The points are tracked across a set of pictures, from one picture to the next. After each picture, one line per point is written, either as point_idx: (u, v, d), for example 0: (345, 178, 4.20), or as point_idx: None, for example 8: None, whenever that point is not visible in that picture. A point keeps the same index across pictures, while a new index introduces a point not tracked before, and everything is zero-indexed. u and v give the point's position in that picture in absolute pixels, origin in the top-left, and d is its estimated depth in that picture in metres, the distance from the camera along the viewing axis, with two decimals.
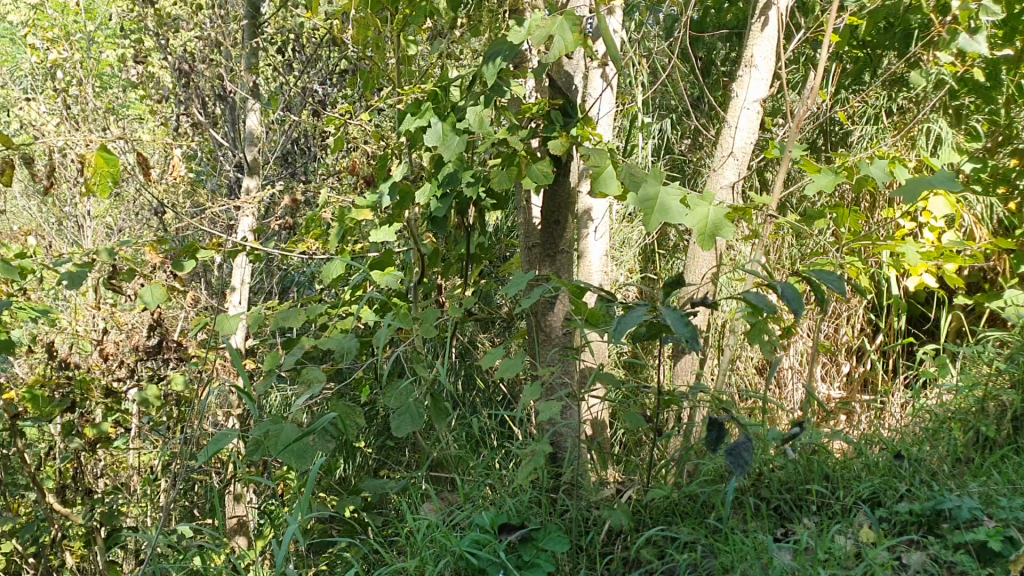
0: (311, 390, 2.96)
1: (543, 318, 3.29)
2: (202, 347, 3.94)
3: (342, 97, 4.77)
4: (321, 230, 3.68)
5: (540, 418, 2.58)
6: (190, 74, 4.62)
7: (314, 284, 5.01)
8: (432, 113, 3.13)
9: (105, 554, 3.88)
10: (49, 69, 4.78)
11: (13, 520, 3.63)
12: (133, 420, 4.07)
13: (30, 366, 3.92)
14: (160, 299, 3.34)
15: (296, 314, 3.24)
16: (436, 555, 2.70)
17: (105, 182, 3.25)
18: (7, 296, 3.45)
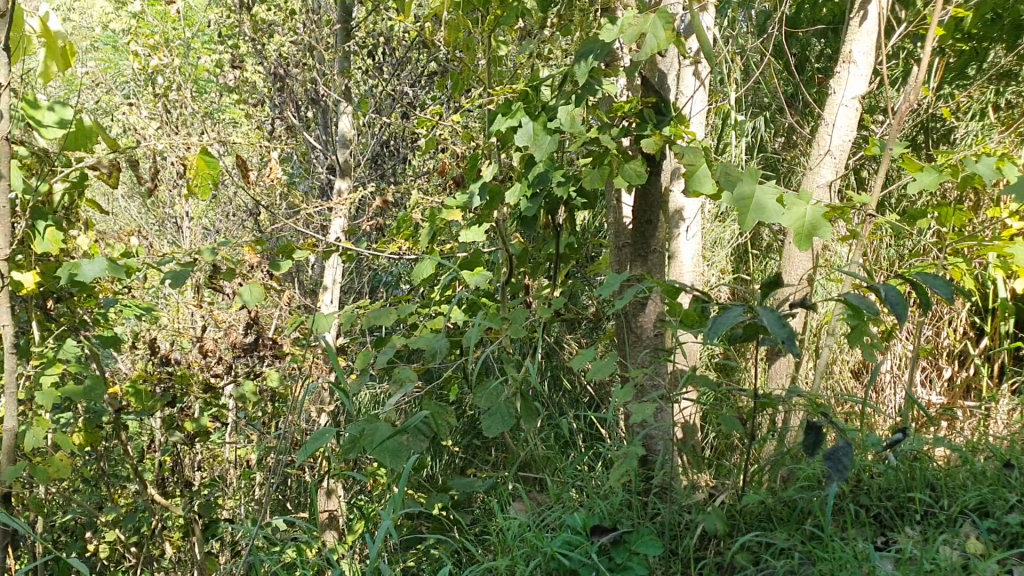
0: (401, 392, 2.96)
1: (634, 319, 3.28)
2: (297, 345, 4.04)
3: (431, 99, 4.82)
4: (412, 230, 3.73)
5: (633, 420, 2.55)
6: (285, 78, 4.70)
7: (402, 284, 5.07)
8: (523, 113, 3.11)
9: (203, 545, 3.99)
10: (150, 74, 4.95)
11: (117, 510, 3.77)
12: (228, 415, 4.17)
13: (133, 362, 4.07)
14: (259, 297, 3.41)
15: (387, 314, 3.27)
16: (527, 555, 2.71)
17: (206, 185, 3.37)
18: (113, 294, 3.60)
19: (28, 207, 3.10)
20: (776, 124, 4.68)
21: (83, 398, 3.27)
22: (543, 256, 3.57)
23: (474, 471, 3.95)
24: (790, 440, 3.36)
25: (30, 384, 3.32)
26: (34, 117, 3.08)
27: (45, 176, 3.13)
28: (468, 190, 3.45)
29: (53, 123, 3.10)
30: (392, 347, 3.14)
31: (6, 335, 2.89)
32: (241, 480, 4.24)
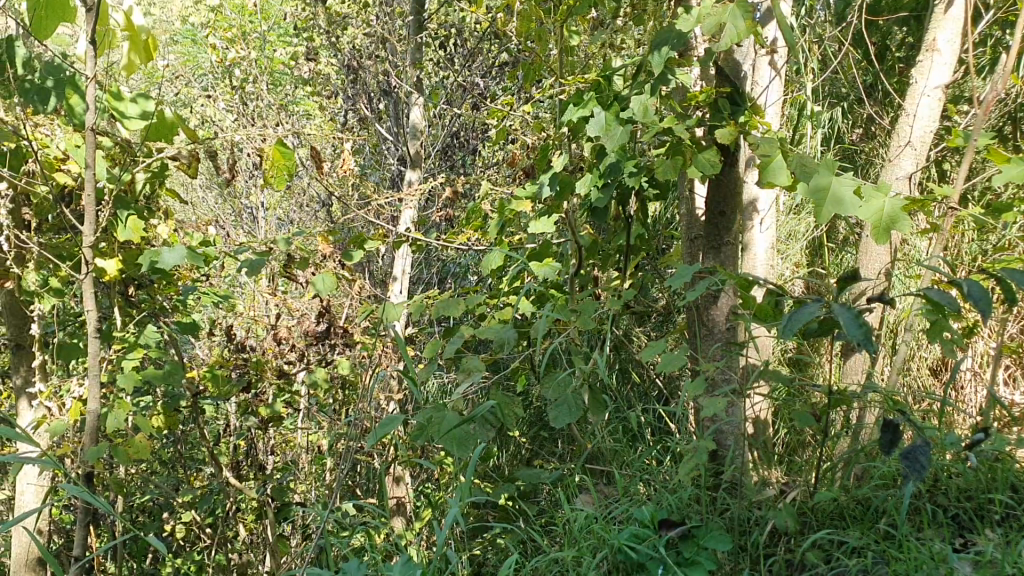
0: (468, 381, 2.97)
1: (706, 312, 3.24)
2: (368, 333, 4.09)
3: (502, 90, 4.82)
4: (481, 222, 3.74)
5: (704, 414, 2.52)
6: (359, 70, 4.79)
7: (471, 275, 5.10)
8: (595, 103, 3.12)
9: (275, 527, 4.08)
10: (227, 67, 5.07)
11: (193, 492, 3.88)
12: (300, 401, 4.25)
13: (209, 348, 4.17)
14: (331, 288, 3.48)
15: (455, 304, 3.29)
16: (594, 547, 2.71)
17: (281, 176, 3.44)
18: (192, 282, 3.69)
19: (112, 196, 3.20)
20: (853, 115, 4.58)
21: (162, 381, 3.37)
22: (613, 248, 3.55)
23: (541, 463, 3.96)
24: (865, 438, 3.29)
25: (113, 367, 3.43)
26: (117, 108, 3.18)
27: (127, 166, 3.25)
28: (537, 181, 3.44)
29: (135, 114, 3.21)
30: (459, 337, 3.13)
31: (91, 319, 2.99)
32: (312, 466, 4.31)
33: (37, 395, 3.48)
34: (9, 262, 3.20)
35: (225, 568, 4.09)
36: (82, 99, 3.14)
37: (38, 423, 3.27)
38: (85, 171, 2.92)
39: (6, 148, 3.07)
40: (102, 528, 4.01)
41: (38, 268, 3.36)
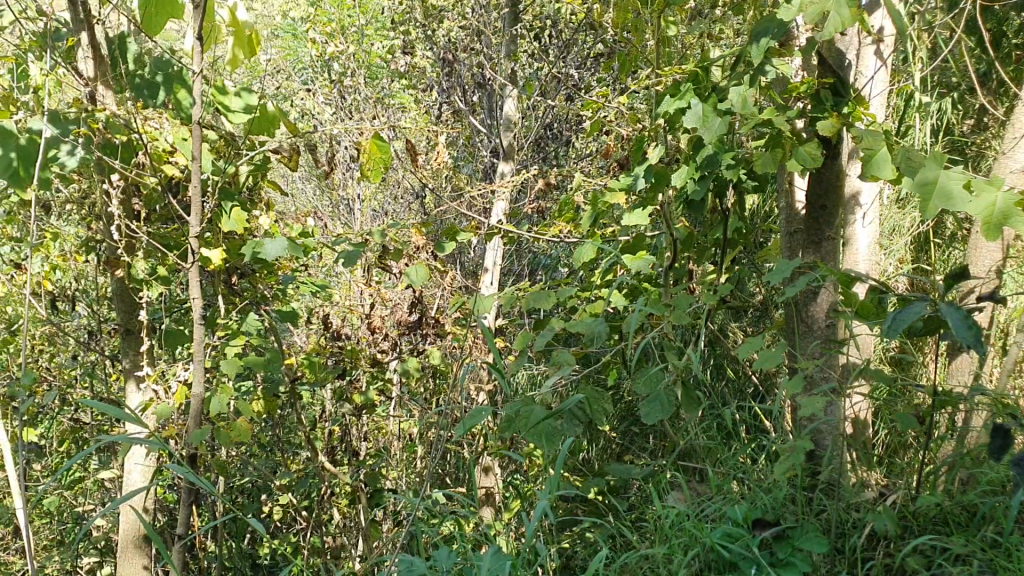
0: (557, 374, 2.95)
1: (805, 308, 3.17)
2: (459, 325, 4.13)
3: (596, 81, 4.80)
4: (574, 214, 3.73)
5: (801, 412, 2.48)
6: (453, 63, 4.88)
7: (562, 267, 5.09)
8: (693, 94, 3.07)
9: (369, 512, 4.17)
10: (326, 61, 5.17)
11: (289, 475, 4.00)
12: (393, 390, 4.32)
13: (307, 336, 4.28)
14: (424, 278, 3.57)
15: (547, 296, 3.28)
16: (685, 545, 2.67)
17: (377, 168, 3.53)
18: (291, 272, 3.78)
19: (217, 188, 3.31)
20: (965, 105, 4.40)
21: (263, 368, 3.49)
22: (708, 241, 3.49)
23: (631, 456, 3.94)
24: (972, 442, 3.16)
25: (217, 354, 3.57)
26: (222, 102, 3.35)
27: (231, 158, 3.37)
28: (631, 172, 3.40)
29: (239, 108, 3.37)
30: (550, 330, 3.13)
31: (195, 307, 3.09)
32: (404, 453, 4.38)
33: (144, 379, 3.63)
34: (121, 250, 3.33)
35: (320, 550, 4.20)
36: (188, 93, 3.32)
37: (146, 405, 3.41)
38: (191, 163, 3.01)
39: (118, 141, 3.19)
40: (204, 507, 4.16)
41: (147, 257, 3.50)
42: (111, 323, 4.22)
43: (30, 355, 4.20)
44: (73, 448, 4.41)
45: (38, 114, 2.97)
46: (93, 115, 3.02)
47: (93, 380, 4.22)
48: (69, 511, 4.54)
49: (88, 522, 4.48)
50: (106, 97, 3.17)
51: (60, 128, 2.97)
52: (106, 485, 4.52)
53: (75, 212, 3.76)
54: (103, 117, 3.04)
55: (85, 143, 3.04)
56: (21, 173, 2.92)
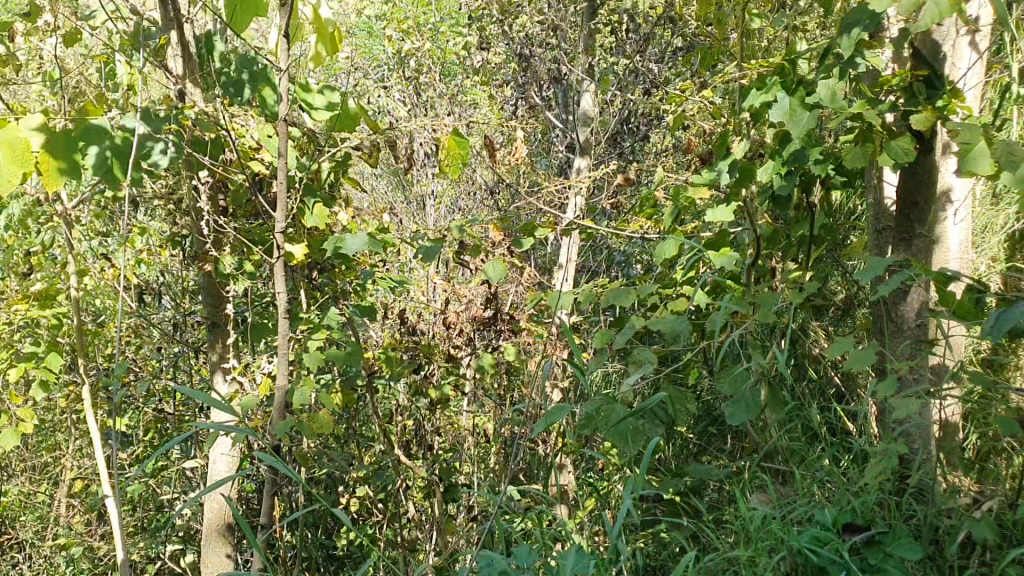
0: (639, 372, 2.94)
1: (895, 308, 3.09)
2: (534, 321, 4.12)
3: (675, 76, 4.74)
4: (654, 209, 3.69)
5: (896, 415, 2.42)
6: (529, 58, 4.90)
7: (638, 264, 5.04)
8: (779, 88, 3.03)
9: (443, 506, 4.18)
10: (401, 58, 5.20)
11: (367, 468, 4.04)
12: (467, 385, 4.33)
13: (382, 331, 4.29)
14: (502, 274, 3.56)
15: (627, 293, 3.23)
16: (771, 548, 2.63)
17: (455, 164, 3.52)
18: (370, 267, 3.84)
19: (301, 184, 3.38)
20: None
21: (344, 362, 3.54)
22: (795, 237, 3.43)
23: (708, 456, 3.89)
24: None
25: (300, 347, 3.65)
26: (306, 100, 3.41)
27: (314, 155, 3.44)
28: (714, 168, 3.35)
29: (322, 106, 3.43)
30: (630, 328, 3.11)
31: (281, 300, 3.13)
32: (478, 448, 4.39)
33: (231, 371, 3.72)
34: (210, 246, 3.42)
35: (395, 542, 4.24)
36: (273, 91, 3.40)
37: (233, 397, 3.52)
38: (279, 160, 3.06)
39: (208, 138, 3.25)
40: (284, 498, 4.23)
41: (233, 252, 3.59)
42: (195, 316, 4.32)
43: (118, 346, 4.31)
44: (157, 438, 4.54)
45: (130, 114, 3.01)
46: (183, 112, 3.13)
47: (177, 371, 4.33)
48: (153, 499, 4.65)
49: (171, 510, 4.58)
50: (195, 95, 3.26)
51: (153, 126, 3.04)
52: (188, 475, 4.61)
53: (161, 207, 3.85)
54: (193, 115, 3.14)
55: (176, 140, 3.14)
56: (116, 168, 2.91)
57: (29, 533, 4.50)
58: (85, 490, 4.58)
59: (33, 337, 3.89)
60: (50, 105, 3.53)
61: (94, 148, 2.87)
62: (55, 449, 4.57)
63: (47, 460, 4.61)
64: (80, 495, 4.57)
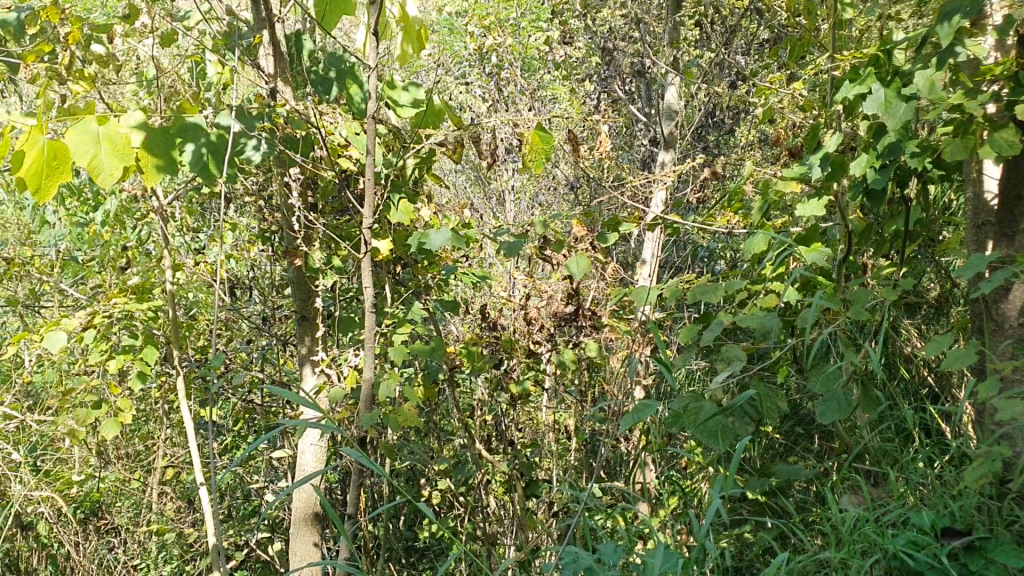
0: (729, 370, 2.88)
1: (996, 306, 2.99)
2: (617, 317, 4.10)
3: (762, 68, 4.68)
4: (741, 204, 3.64)
5: (1000, 417, 2.34)
6: (613, 52, 4.90)
7: (722, 260, 5.00)
8: (874, 79, 2.96)
9: (525, 501, 4.20)
10: (483, 54, 5.25)
11: (448, 461, 4.09)
12: (548, 381, 4.34)
13: (464, 326, 4.32)
14: (585, 269, 3.55)
15: (714, 289, 3.18)
16: (865, 551, 2.57)
17: (540, 159, 3.49)
18: (453, 262, 3.83)
19: (388, 180, 3.44)
20: None
21: (428, 356, 3.58)
22: (888, 232, 3.34)
23: (794, 456, 3.82)
24: None
25: (384, 340, 3.69)
26: (391, 97, 3.44)
27: (400, 152, 3.49)
28: (805, 162, 3.26)
29: (407, 103, 3.46)
30: (718, 324, 3.06)
31: (368, 295, 3.18)
32: (558, 444, 4.40)
33: (319, 363, 3.82)
34: (300, 240, 3.52)
35: (476, 535, 4.26)
36: (359, 88, 3.43)
37: (321, 389, 3.62)
38: (366, 156, 3.09)
39: (298, 135, 3.33)
40: (368, 489, 4.31)
41: (322, 247, 3.68)
42: (284, 310, 4.43)
43: (209, 338, 4.44)
44: (247, 428, 4.66)
45: (224, 111, 3.09)
46: (274, 110, 3.22)
47: (267, 363, 4.45)
48: (240, 487, 4.78)
49: (258, 499, 4.71)
50: (285, 93, 3.33)
51: (246, 124, 3.15)
52: (275, 465, 4.73)
53: (253, 203, 3.95)
54: (285, 112, 3.22)
55: (268, 137, 3.24)
56: (212, 166, 2.98)
57: (124, 519, 4.61)
58: (176, 478, 4.72)
59: (129, 330, 3.96)
60: (146, 104, 3.64)
61: (191, 145, 2.95)
62: (149, 438, 4.72)
63: (140, 448, 4.78)
64: (171, 482, 4.72)
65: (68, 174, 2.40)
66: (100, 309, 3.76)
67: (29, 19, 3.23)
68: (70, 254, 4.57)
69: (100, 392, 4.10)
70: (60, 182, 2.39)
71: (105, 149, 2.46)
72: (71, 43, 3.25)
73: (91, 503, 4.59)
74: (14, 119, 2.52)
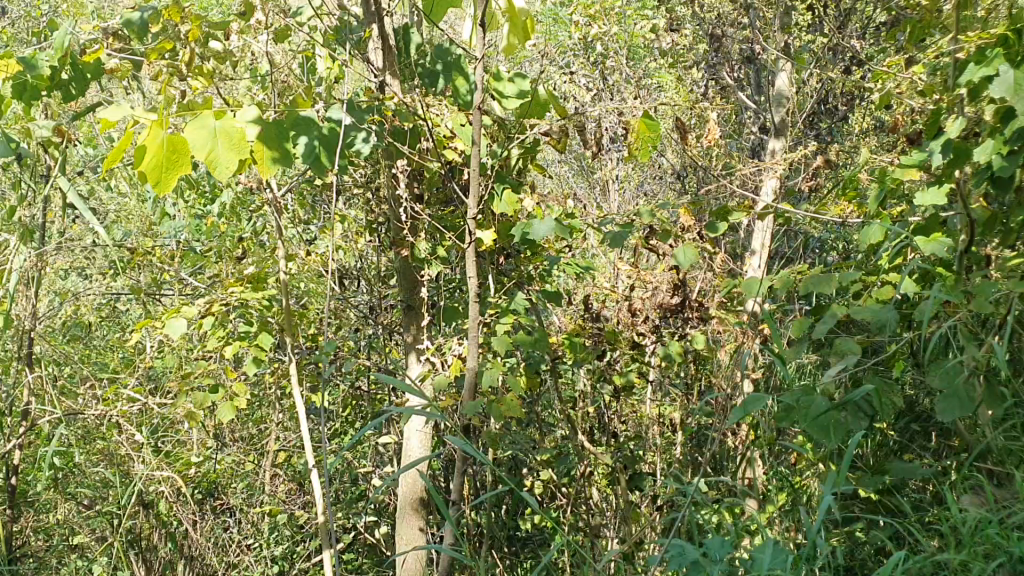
0: (843, 364, 2.79)
1: None
2: (724, 309, 4.03)
3: (879, 51, 4.52)
4: (857, 193, 3.55)
5: None
6: (722, 39, 4.78)
7: (834, 250, 4.86)
8: (1002, 60, 2.81)
9: (628, 494, 4.17)
10: (588, 43, 5.24)
11: (551, 451, 4.11)
12: (652, 373, 4.30)
13: (567, 317, 4.31)
14: (692, 259, 3.49)
15: (828, 280, 3.09)
16: (988, 554, 2.46)
17: (646, 147, 3.45)
18: (556, 252, 3.87)
19: (494, 172, 3.48)
20: None
21: (532, 347, 3.60)
22: (1015, 223, 3.18)
23: (909, 454, 3.68)
24: None
25: (488, 330, 3.72)
26: (497, 88, 3.47)
27: (505, 143, 3.53)
28: (926, 148, 3.11)
29: (512, 94, 3.46)
30: (831, 316, 2.98)
31: (471, 285, 3.20)
32: (662, 437, 4.36)
33: (424, 351, 3.89)
34: (407, 230, 3.62)
35: (579, 526, 4.26)
36: (466, 81, 3.52)
37: (425, 376, 3.69)
38: (472, 146, 3.09)
39: (406, 127, 3.43)
40: (472, 477, 4.36)
41: (428, 238, 3.75)
42: (390, 299, 4.53)
43: (320, 326, 4.56)
44: (355, 415, 4.79)
45: (335, 104, 3.15)
46: (384, 103, 3.33)
47: (374, 351, 4.55)
48: (348, 472, 4.92)
49: (365, 484, 4.83)
50: (393, 86, 3.40)
51: (356, 117, 3.20)
52: (381, 450, 4.84)
53: (363, 194, 4.05)
54: (393, 105, 3.32)
55: (377, 129, 3.30)
56: (323, 158, 3.05)
57: (239, 500, 4.75)
58: (288, 462, 4.87)
59: (245, 318, 4.13)
60: (260, 98, 3.75)
61: (304, 138, 3.02)
62: (262, 421, 4.89)
63: (253, 431, 4.92)
64: (282, 465, 4.89)
65: (186, 167, 2.54)
66: (217, 297, 3.99)
67: (153, 18, 3.37)
68: (189, 245, 4.75)
69: (217, 376, 4.27)
70: (178, 175, 2.54)
71: (221, 143, 2.56)
72: (191, 39, 3.34)
73: (208, 483, 4.77)
74: (138, 113, 2.64)
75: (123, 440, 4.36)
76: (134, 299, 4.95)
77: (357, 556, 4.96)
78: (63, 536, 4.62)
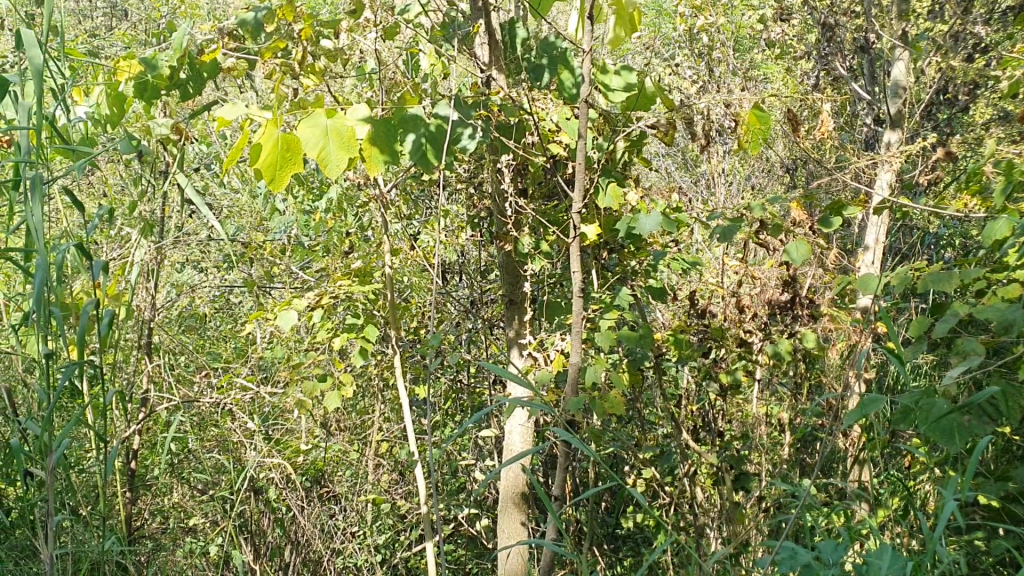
0: (966, 362, 2.57)
1: None
2: (835, 306, 3.90)
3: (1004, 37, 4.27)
4: (982, 186, 3.43)
5: None
6: (834, 28, 4.60)
7: (953, 246, 4.65)
8: None
9: (733, 494, 4.08)
10: (694, 34, 5.14)
11: (654, 449, 4.06)
12: (759, 371, 4.21)
13: (671, 313, 4.24)
14: (805, 255, 3.39)
15: (949, 276, 2.96)
16: None
17: (756, 140, 3.35)
18: (661, 247, 3.81)
19: (600, 165, 3.48)
20: None
21: (637, 344, 3.55)
22: None
23: None
24: None
25: (591, 325, 3.70)
26: (603, 81, 3.40)
27: (610, 136, 3.49)
28: None
29: (619, 87, 3.40)
30: (952, 315, 2.86)
31: (576, 279, 3.19)
32: (768, 437, 4.25)
33: (526, 346, 3.89)
34: (511, 225, 3.63)
35: (682, 524, 4.20)
36: (570, 74, 3.42)
37: (528, 370, 3.70)
38: (578, 140, 3.06)
39: (512, 122, 3.41)
40: (574, 472, 4.35)
41: (532, 232, 3.75)
42: (493, 293, 4.55)
43: (423, 320, 4.61)
44: (456, 408, 4.83)
45: (442, 99, 3.16)
46: (490, 98, 3.33)
47: (476, 345, 4.58)
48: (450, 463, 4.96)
49: (466, 476, 4.86)
50: (500, 81, 3.48)
51: (462, 113, 3.20)
52: (481, 443, 4.89)
53: (468, 188, 4.08)
54: (499, 100, 3.33)
55: (484, 125, 3.31)
56: (430, 155, 3.07)
57: (344, 488, 4.84)
58: (391, 452, 4.94)
59: (352, 310, 4.22)
60: (368, 95, 3.81)
61: (411, 135, 3.05)
62: (367, 412, 4.97)
63: (357, 421, 5.00)
64: (385, 455, 4.97)
65: (300, 165, 2.62)
66: (326, 290, 4.08)
67: (267, 18, 3.41)
68: (299, 239, 4.87)
69: (325, 367, 4.35)
70: (292, 172, 2.62)
71: (333, 142, 2.61)
72: (304, 38, 3.40)
73: (315, 470, 4.83)
74: (252, 112, 2.72)
75: (237, 428, 4.50)
76: (246, 291, 5.10)
77: (457, 547, 5.00)
78: (178, 518, 4.74)
